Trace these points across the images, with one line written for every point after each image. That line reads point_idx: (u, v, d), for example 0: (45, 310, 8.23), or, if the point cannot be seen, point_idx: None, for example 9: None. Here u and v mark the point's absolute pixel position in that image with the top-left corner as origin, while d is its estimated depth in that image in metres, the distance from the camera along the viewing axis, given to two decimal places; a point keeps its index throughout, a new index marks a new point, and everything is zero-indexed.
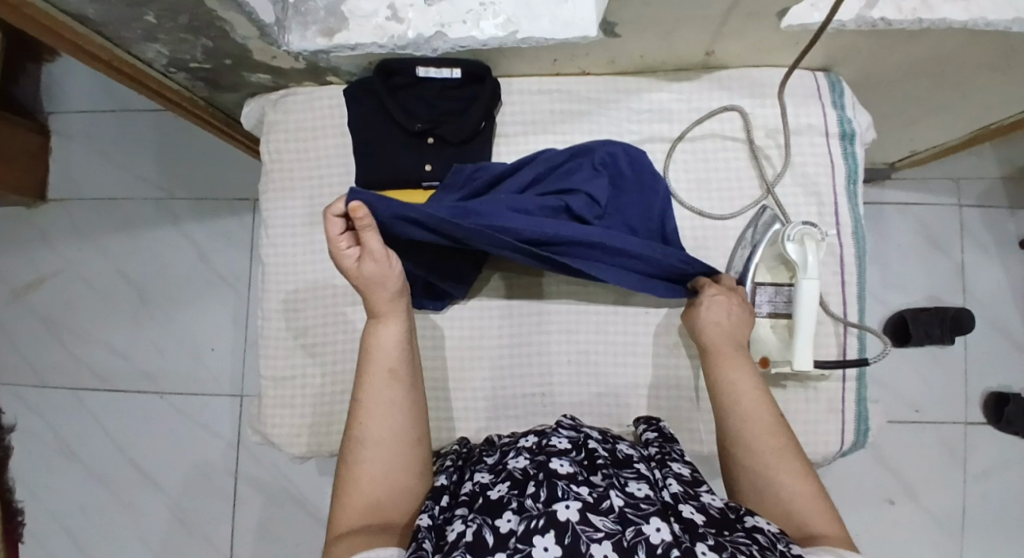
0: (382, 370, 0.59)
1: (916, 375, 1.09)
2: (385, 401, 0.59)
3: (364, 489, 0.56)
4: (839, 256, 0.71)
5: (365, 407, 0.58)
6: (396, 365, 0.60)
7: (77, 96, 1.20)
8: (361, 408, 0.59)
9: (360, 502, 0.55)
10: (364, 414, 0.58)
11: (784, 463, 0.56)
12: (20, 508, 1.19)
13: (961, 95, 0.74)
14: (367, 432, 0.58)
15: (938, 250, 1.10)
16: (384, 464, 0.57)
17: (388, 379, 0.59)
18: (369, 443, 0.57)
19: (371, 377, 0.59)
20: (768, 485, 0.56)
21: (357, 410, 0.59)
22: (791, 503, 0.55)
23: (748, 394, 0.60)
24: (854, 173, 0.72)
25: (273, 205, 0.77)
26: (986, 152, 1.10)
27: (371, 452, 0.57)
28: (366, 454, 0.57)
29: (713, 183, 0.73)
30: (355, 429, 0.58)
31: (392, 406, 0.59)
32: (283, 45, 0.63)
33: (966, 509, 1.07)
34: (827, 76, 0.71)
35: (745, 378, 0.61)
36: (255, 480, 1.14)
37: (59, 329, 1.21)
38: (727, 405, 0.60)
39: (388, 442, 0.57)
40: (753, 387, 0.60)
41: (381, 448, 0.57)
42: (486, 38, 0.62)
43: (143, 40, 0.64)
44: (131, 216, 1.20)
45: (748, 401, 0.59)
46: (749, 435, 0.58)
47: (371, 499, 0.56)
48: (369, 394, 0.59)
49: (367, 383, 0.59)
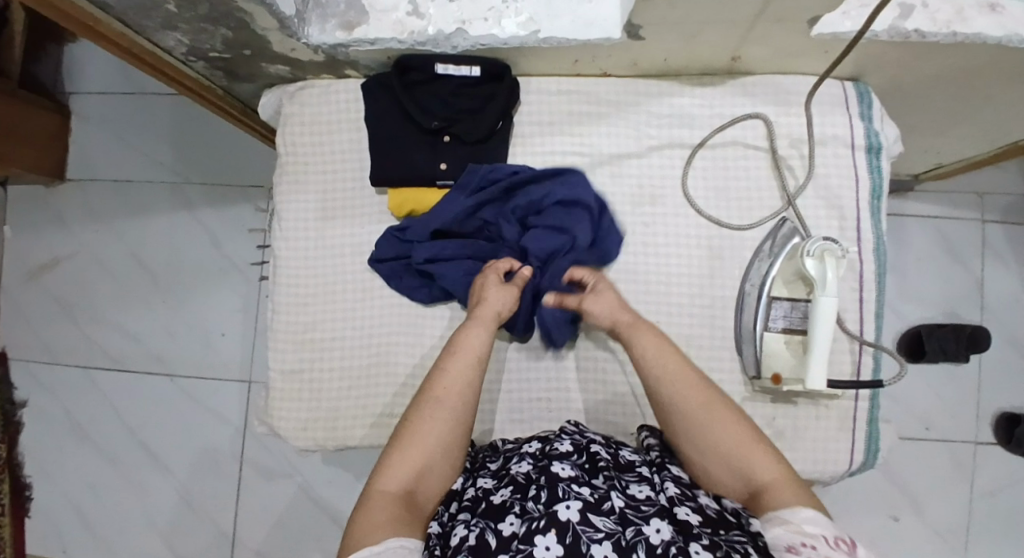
0: (472, 357, 0.60)
1: (929, 392, 1.07)
2: (468, 379, 0.58)
3: (421, 451, 0.54)
4: (859, 272, 0.69)
5: (449, 378, 0.58)
6: (483, 361, 0.60)
7: (98, 77, 1.21)
8: (438, 375, 0.59)
9: (415, 463, 0.54)
10: (441, 385, 0.58)
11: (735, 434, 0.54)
12: (30, 483, 1.21)
13: (993, 110, 0.72)
14: (444, 399, 0.57)
15: (959, 265, 1.07)
16: (444, 439, 0.56)
17: (475, 365, 0.59)
18: (442, 415, 0.56)
19: (458, 356, 0.59)
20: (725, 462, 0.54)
21: (438, 377, 0.58)
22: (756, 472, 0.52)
23: (669, 371, 0.57)
24: (878, 188, 0.70)
25: (288, 197, 0.76)
26: (1012, 168, 1.07)
27: (444, 423, 0.56)
28: (436, 419, 0.56)
29: (732, 192, 0.71)
30: (432, 393, 0.57)
31: (469, 391, 0.58)
32: (302, 37, 0.62)
33: (974, 529, 1.05)
34: (855, 86, 0.69)
35: (662, 351, 0.59)
36: (259, 466, 1.15)
37: (72, 308, 1.22)
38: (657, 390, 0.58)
39: (459, 419, 0.57)
40: (674, 360, 0.58)
41: (447, 422, 0.56)
42: (506, 36, 0.61)
43: (162, 29, 0.63)
44: (147, 199, 1.20)
45: (671, 362, 0.58)
46: (688, 403, 0.56)
47: (423, 464, 0.54)
48: (454, 368, 0.59)
49: (453, 359, 0.59)
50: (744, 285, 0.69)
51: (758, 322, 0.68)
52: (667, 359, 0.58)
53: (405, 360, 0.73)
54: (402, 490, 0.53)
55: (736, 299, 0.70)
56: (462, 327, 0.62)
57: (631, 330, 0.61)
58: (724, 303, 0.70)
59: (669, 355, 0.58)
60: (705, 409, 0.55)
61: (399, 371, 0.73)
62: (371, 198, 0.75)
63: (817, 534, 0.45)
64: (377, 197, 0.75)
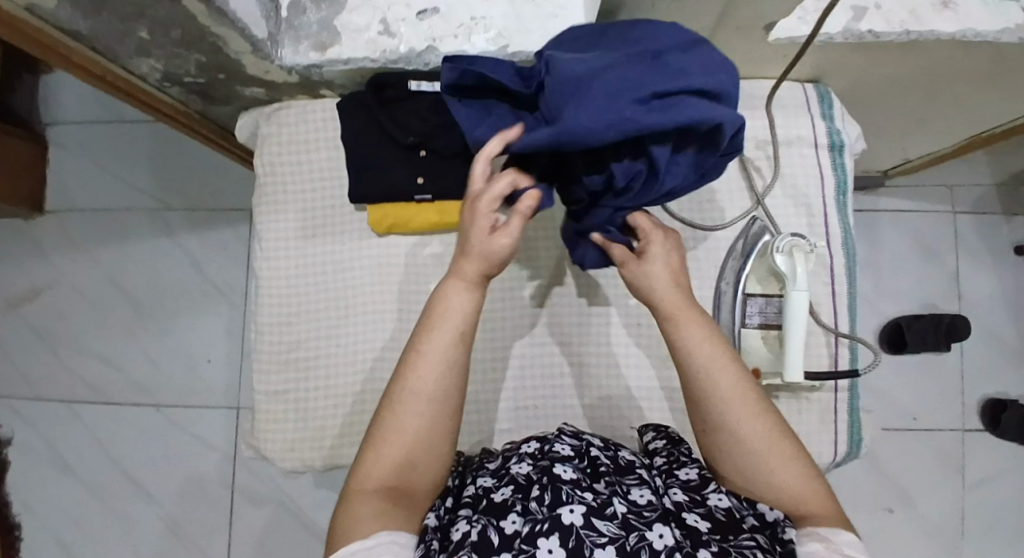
0: (451, 330, 0.53)
1: (911, 383, 1.09)
2: (445, 355, 0.52)
3: (398, 443, 0.51)
4: (830, 267, 0.71)
5: (424, 357, 0.52)
6: (465, 331, 0.54)
7: (75, 108, 1.21)
8: (415, 354, 0.53)
9: (392, 457, 0.50)
10: (418, 366, 0.52)
11: (767, 438, 0.51)
12: (13, 521, 1.18)
13: (951, 106, 0.75)
14: (421, 383, 0.51)
15: (930, 258, 1.10)
16: (426, 427, 0.51)
17: (455, 340, 0.53)
18: (423, 399, 0.51)
19: (436, 331, 0.53)
20: (751, 467, 0.51)
21: (412, 358, 0.53)
22: (780, 481, 0.50)
23: (712, 364, 0.53)
24: (843, 184, 0.72)
25: (267, 217, 0.77)
26: (975, 162, 1.11)
27: (420, 408, 0.51)
28: (415, 406, 0.51)
29: (704, 194, 0.73)
30: (408, 377, 0.52)
31: (451, 369, 0.53)
32: (275, 60, 0.63)
33: (963, 517, 1.06)
34: (816, 88, 0.72)
35: (705, 344, 0.54)
36: (250, 490, 1.14)
37: (53, 339, 1.21)
38: (696, 381, 0.54)
39: (443, 400, 0.52)
40: (719, 354, 0.54)
41: (427, 406, 0.51)
42: (476, 52, 0.63)
43: (137, 55, 0.64)
44: (127, 227, 1.20)
45: (723, 373, 0.53)
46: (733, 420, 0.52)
47: (401, 455, 0.51)
48: (431, 345, 0.53)
49: (431, 334, 0.53)
50: (720, 285, 0.70)
51: (736, 320, 0.69)
52: (712, 351, 0.54)
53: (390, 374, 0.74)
54: (381, 488, 0.50)
55: (714, 300, 0.71)
56: (439, 290, 0.55)
57: (674, 320, 0.56)
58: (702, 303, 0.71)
59: (713, 348, 0.54)
60: (755, 429, 0.51)
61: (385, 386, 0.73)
62: (351, 214, 0.76)
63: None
64: (357, 213, 0.76)
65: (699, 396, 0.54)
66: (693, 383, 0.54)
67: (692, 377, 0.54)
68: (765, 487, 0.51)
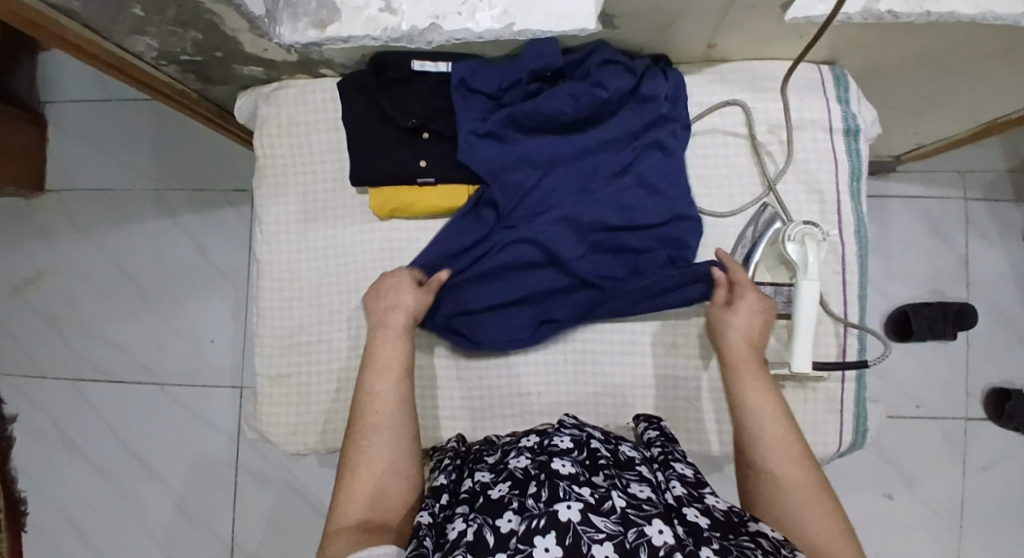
0: (394, 368, 0.62)
1: (918, 370, 1.08)
2: (393, 392, 0.60)
3: (369, 475, 0.56)
4: (841, 256, 0.70)
5: (374, 398, 0.60)
6: (405, 367, 0.62)
7: (73, 86, 1.19)
8: (367, 396, 0.60)
9: (363, 492, 0.55)
10: (374, 406, 0.59)
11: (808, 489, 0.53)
12: (23, 498, 1.20)
13: (969, 89, 0.72)
14: (377, 419, 0.59)
15: (941, 244, 1.09)
16: (391, 456, 0.57)
17: (399, 377, 0.61)
18: (381, 432, 0.58)
19: (380, 373, 0.61)
20: (790, 515, 0.52)
21: (362, 401, 0.60)
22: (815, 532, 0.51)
23: (768, 414, 0.57)
24: (857, 170, 0.70)
25: (268, 200, 0.76)
26: (992, 146, 1.08)
27: (381, 441, 0.57)
28: (377, 439, 0.57)
29: (713, 179, 0.71)
30: (366, 418, 0.59)
31: (400, 402, 0.60)
32: (274, 37, 0.61)
33: (965, 504, 1.06)
34: (831, 70, 0.70)
35: (764, 396, 0.58)
36: (255, 470, 1.15)
37: (57, 319, 1.21)
38: (748, 426, 0.58)
39: (397, 430, 0.58)
40: (773, 408, 0.58)
41: (386, 437, 0.58)
42: (481, 30, 0.61)
43: (132, 33, 0.62)
44: (129, 207, 1.19)
45: (771, 423, 0.57)
46: (773, 465, 0.55)
47: (373, 487, 0.55)
48: (381, 385, 0.61)
49: (379, 375, 0.61)
50: None
51: None
52: (766, 403, 0.58)
53: None
54: (358, 519, 0.53)
55: None
56: (374, 339, 0.64)
57: (736, 370, 0.60)
58: None
59: (770, 400, 0.58)
60: (790, 475, 0.54)
61: None
62: (352, 197, 0.75)
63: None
64: (358, 196, 0.75)
65: (746, 444, 0.57)
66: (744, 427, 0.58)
67: (740, 422, 0.58)
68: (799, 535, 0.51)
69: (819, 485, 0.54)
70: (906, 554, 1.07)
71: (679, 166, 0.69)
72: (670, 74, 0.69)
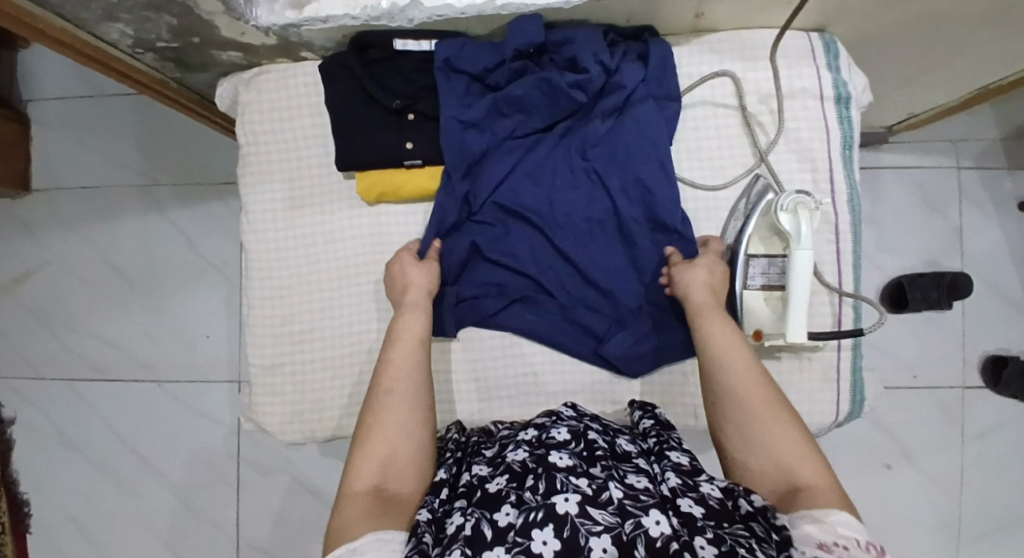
0: (411, 341, 0.62)
1: (913, 340, 1.08)
2: (411, 361, 0.61)
3: (384, 438, 0.55)
4: (834, 224, 0.69)
5: (393, 366, 0.60)
6: (422, 341, 0.63)
7: (53, 82, 1.17)
8: (385, 365, 0.61)
9: (377, 456, 0.54)
10: (389, 374, 0.60)
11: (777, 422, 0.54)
12: (24, 499, 1.20)
13: (958, 53, 0.71)
14: (394, 385, 0.59)
15: (935, 213, 1.08)
16: (406, 422, 0.57)
17: (416, 348, 0.62)
18: (399, 398, 0.58)
19: (397, 346, 0.62)
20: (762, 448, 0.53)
21: (382, 369, 0.61)
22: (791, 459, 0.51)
23: (730, 355, 0.59)
24: (849, 138, 0.69)
25: (254, 188, 0.75)
26: (985, 113, 1.07)
27: (396, 407, 0.57)
28: (392, 404, 0.57)
29: (704, 152, 0.70)
30: (381, 385, 0.59)
31: (416, 371, 0.61)
32: (250, 19, 0.60)
33: (962, 470, 1.07)
34: (821, 36, 0.68)
35: (727, 341, 0.60)
36: (256, 463, 1.14)
37: (49, 320, 1.20)
38: (715, 371, 0.59)
39: (413, 395, 0.59)
40: (736, 352, 0.59)
41: (403, 403, 0.58)
42: (463, 6, 0.59)
43: (104, 21, 0.61)
44: (116, 204, 1.17)
45: (739, 367, 0.58)
46: (740, 398, 0.56)
47: (387, 452, 0.54)
48: (398, 354, 0.61)
49: (396, 347, 0.62)
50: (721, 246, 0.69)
51: (738, 281, 0.68)
52: (732, 348, 0.59)
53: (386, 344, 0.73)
54: (372, 484, 0.52)
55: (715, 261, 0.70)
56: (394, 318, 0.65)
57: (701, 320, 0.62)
58: None
59: (732, 344, 0.60)
60: (757, 403, 0.55)
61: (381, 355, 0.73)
62: (340, 182, 0.74)
63: (850, 538, 0.44)
64: (346, 181, 0.74)
65: (715, 384, 0.59)
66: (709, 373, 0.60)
67: (709, 363, 0.60)
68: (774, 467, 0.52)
69: (786, 411, 0.55)
70: (905, 521, 1.08)
71: (657, 142, 0.67)
72: (653, 44, 0.67)
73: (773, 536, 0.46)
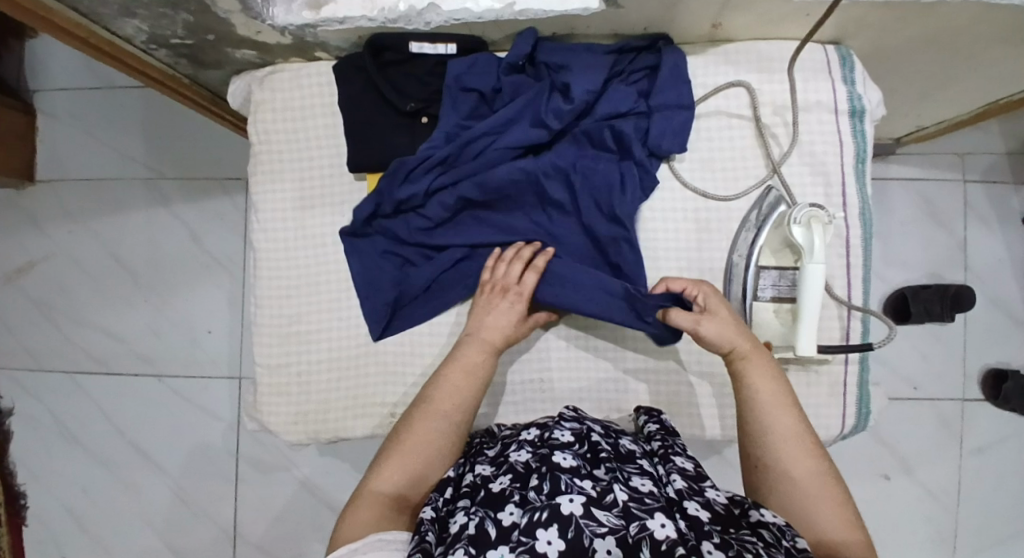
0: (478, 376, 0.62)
1: (915, 353, 1.08)
2: (468, 391, 0.61)
3: (416, 454, 0.56)
4: (845, 238, 0.69)
5: (449, 393, 0.60)
6: (484, 377, 0.62)
7: (61, 73, 1.17)
8: (441, 386, 0.61)
9: (399, 469, 0.55)
10: (443, 395, 0.60)
11: (818, 479, 0.53)
12: (22, 491, 1.20)
13: (971, 69, 0.71)
14: (447, 407, 0.59)
15: (941, 227, 1.08)
16: (442, 445, 0.57)
17: (475, 386, 0.61)
18: (447, 420, 0.58)
19: (458, 372, 0.61)
20: (799, 503, 0.52)
21: (435, 391, 0.60)
22: (827, 523, 0.50)
23: (771, 400, 0.57)
24: (862, 152, 0.69)
25: (264, 188, 0.74)
26: (992, 128, 1.08)
27: (440, 426, 0.58)
28: (439, 424, 0.58)
29: (717, 162, 0.70)
30: (433, 403, 0.59)
31: (470, 402, 0.60)
32: (266, 19, 0.59)
33: (961, 484, 1.07)
34: (837, 49, 0.68)
35: (771, 386, 0.58)
36: (256, 460, 1.14)
37: (52, 312, 1.19)
38: (757, 414, 0.57)
39: (459, 423, 0.59)
40: (781, 399, 0.57)
41: (448, 427, 0.58)
42: (481, 11, 0.59)
43: (120, 16, 0.61)
44: (122, 197, 1.17)
45: (782, 416, 0.56)
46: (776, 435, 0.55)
47: (418, 469, 0.55)
48: (459, 380, 0.61)
49: (458, 371, 0.62)
50: (732, 256, 0.69)
51: (748, 293, 0.68)
52: (778, 396, 0.57)
53: (393, 348, 0.72)
54: (383, 493, 0.53)
55: (725, 271, 0.70)
56: (462, 343, 0.64)
57: (745, 361, 0.60)
58: (713, 273, 0.70)
59: (776, 388, 0.58)
60: (799, 455, 0.54)
61: (388, 358, 0.72)
62: (349, 184, 0.73)
63: None
64: (355, 183, 0.73)
65: (748, 417, 0.57)
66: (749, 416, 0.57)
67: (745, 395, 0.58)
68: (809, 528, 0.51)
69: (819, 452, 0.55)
70: (903, 534, 1.08)
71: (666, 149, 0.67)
72: (666, 54, 0.67)
73: (781, 541, 0.46)
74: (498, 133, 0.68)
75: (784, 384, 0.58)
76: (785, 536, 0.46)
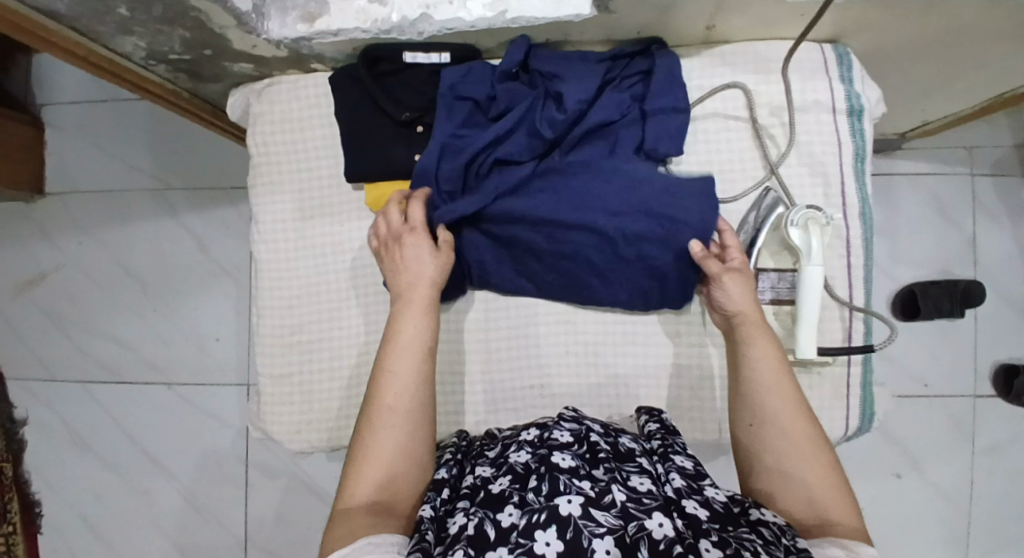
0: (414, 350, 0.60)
1: (925, 351, 1.07)
2: (414, 374, 0.59)
3: (378, 458, 0.55)
4: (846, 239, 0.68)
5: (393, 379, 0.59)
6: (423, 353, 0.61)
7: (68, 86, 1.18)
8: (385, 374, 0.59)
9: (374, 474, 0.55)
10: (387, 385, 0.59)
11: (810, 446, 0.55)
12: (36, 498, 1.22)
13: (974, 65, 0.70)
14: (395, 403, 0.58)
15: (949, 223, 1.07)
16: (401, 446, 0.56)
17: (417, 358, 0.60)
18: (397, 414, 0.57)
19: (398, 357, 0.60)
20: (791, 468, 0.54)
21: (381, 380, 0.59)
22: (817, 487, 0.53)
23: (771, 368, 0.58)
24: (861, 151, 0.69)
25: (265, 200, 0.75)
26: (999, 121, 1.06)
27: (395, 423, 0.57)
28: (390, 422, 0.57)
29: (714, 165, 0.70)
30: (380, 398, 0.58)
31: (419, 382, 0.59)
32: (262, 33, 0.60)
33: (973, 483, 1.06)
34: (835, 48, 0.68)
35: (768, 353, 0.59)
36: (265, 466, 1.15)
37: (62, 321, 1.21)
38: (754, 381, 0.58)
39: (412, 415, 0.58)
40: (779, 366, 0.58)
41: (400, 423, 0.57)
42: (473, 19, 0.60)
43: (119, 34, 0.62)
44: (130, 207, 1.18)
45: (780, 385, 0.57)
46: (781, 425, 0.56)
47: (385, 473, 0.55)
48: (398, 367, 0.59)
49: (396, 357, 0.60)
50: None
51: None
52: (777, 364, 0.58)
53: None
54: (368, 502, 0.53)
55: None
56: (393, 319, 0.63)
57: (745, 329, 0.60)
58: None
59: (775, 356, 0.59)
60: (795, 423, 0.55)
61: None
62: (349, 194, 0.74)
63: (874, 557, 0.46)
64: (354, 193, 0.74)
65: (749, 388, 0.58)
66: (747, 381, 0.59)
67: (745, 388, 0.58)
68: (799, 491, 0.53)
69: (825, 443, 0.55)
70: (914, 532, 1.07)
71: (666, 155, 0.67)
72: (660, 58, 0.67)
73: (781, 539, 0.46)
74: (496, 143, 0.68)
75: (782, 351, 0.59)
76: (784, 534, 0.47)
